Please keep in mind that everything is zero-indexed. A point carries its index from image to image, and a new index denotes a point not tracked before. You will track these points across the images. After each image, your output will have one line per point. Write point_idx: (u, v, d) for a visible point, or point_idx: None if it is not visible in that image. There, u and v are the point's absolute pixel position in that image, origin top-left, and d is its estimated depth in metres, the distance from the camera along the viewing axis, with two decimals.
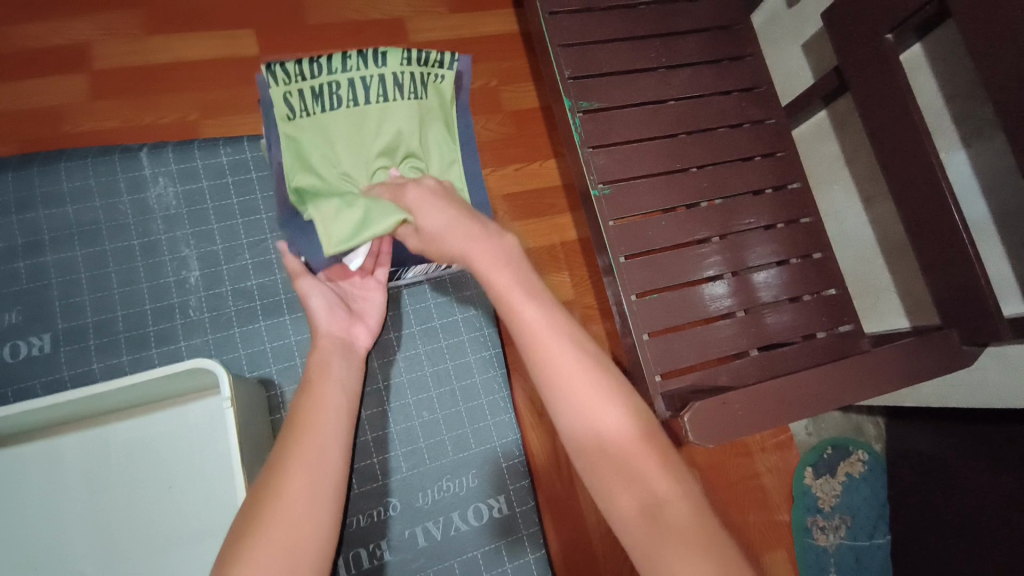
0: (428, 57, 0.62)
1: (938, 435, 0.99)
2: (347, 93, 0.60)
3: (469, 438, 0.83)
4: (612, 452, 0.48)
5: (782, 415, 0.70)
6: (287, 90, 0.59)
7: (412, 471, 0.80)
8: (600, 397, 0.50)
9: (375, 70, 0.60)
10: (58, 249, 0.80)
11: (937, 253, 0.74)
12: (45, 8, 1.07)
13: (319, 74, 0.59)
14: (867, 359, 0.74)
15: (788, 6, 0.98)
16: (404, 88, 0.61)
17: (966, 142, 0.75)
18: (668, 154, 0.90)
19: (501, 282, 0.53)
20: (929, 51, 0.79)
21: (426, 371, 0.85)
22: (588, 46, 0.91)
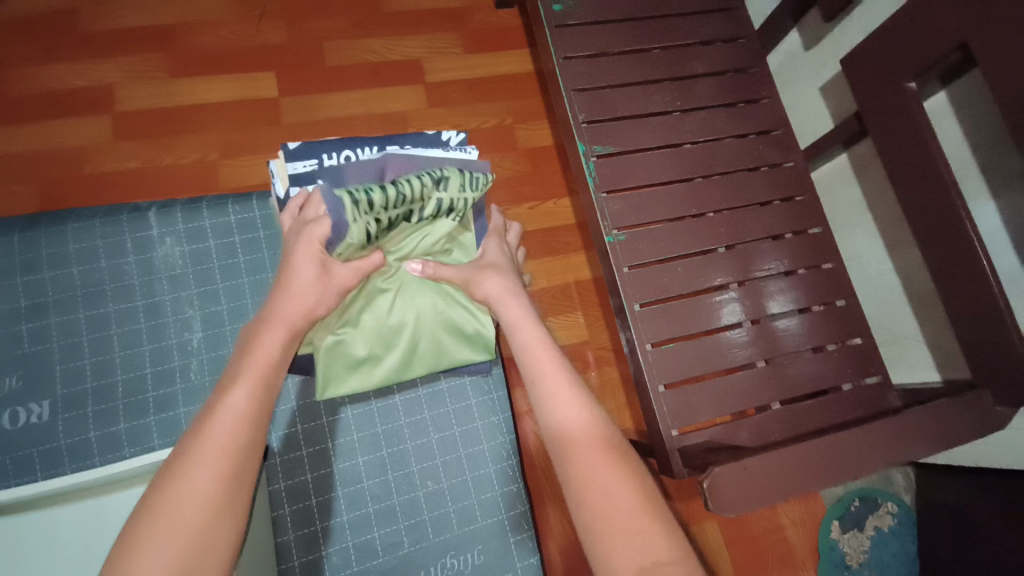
0: (483, 184, 0.70)
1: (965, 489, 0.94)
2: (413, 214, 0.67)
3: (475, 510, 0.80)
4: (575, 436, 0.58)
5: (809, 485, 0.66)
6: (370, 220, 0.62)
7: (415, 547, 0.77)
8: (568, 396, 0.61)
9: (442, 199, 0.67)
10: (62, 311, 0.81)
11: (967, 305, 0.71)
12: (72, 52, 1.10)
13: (401, 203, 0.63)
14: (900, 422, 0.70)
15: (804, 49, 0.97)
16: (456, 211, 0.70)
17: (995, 193, 0.72)
18: (684, 198, 0.88)
19: (525, 338, 0.66)
20: (954, 99, 0.76)
21: (432, 437, 0.82)
22: (602, 90, 0.91)
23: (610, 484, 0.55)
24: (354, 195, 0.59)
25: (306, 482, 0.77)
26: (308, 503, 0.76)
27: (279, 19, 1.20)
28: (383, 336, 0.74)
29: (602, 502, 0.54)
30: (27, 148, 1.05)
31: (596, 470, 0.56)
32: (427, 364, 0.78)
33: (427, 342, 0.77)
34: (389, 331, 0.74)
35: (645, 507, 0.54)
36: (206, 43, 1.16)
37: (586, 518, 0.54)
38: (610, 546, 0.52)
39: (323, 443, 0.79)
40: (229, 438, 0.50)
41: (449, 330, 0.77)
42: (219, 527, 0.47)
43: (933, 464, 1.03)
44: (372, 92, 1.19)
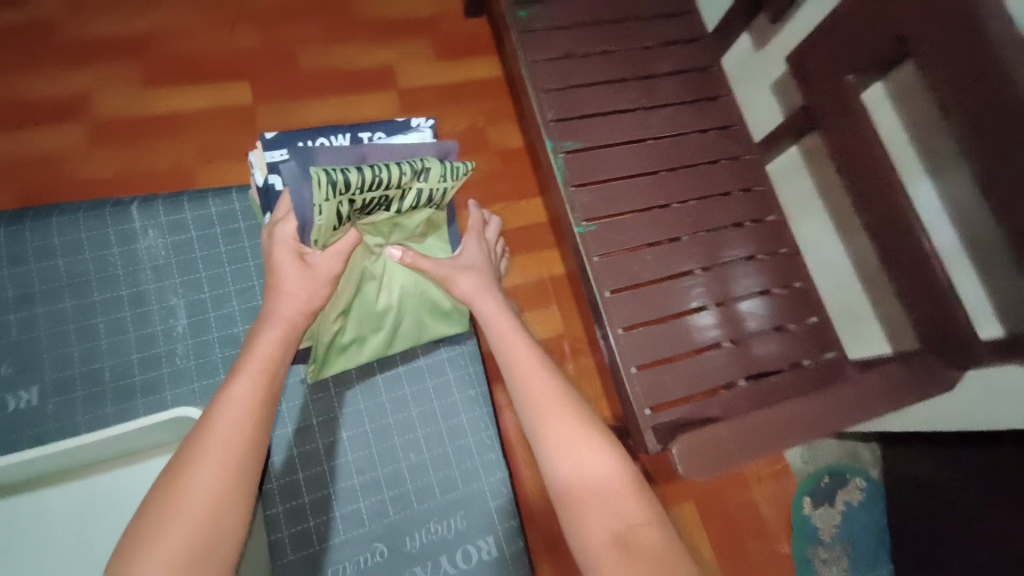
0: (463, 175, 0.71)
1: (927, 463, 1.04)
2: (390, 199, 0.69)
3: (457, 479, 0.82)
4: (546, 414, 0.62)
5: (777, 444, 0.70)
6: (344, 200, 0.62)
7: (400, 516, 0.78)
8: (544, 380, 0.65)
9: (420, 187, 0.69)
10: (48, 301, 0.81)
11: (915, 282, 0.77)
12: (43, 62, 1.11)
13: (376, 186, 0.64)
14: (852, 388, 0.75)
15: (755, 49, 1.03)
16: (435, 201, 0.72)
17: (931, 175, 0.78)
18: (650, 190, 0.92)
19: (501, 327, 0.70)
20: (890, 90, 0.81)
21: (413, 412, 0.84)
22: (569, 90, 0.95)
23: (592, 453, 0.59)
24: (329, 173, 0.59)
25: (292, 457, 0.78)
26: (298, 492, 0.76)
27: (254, 28, 1.22)
28: (371, 320, 0.78)
29: (577, 475, 0.58)
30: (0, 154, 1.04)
31: (582, 444, 0.60)
32: (409, 340, 0.83)
33: (410, 321, 0.81)
34: (376, 314, 0.78)
35: (625, 473, 0.58)
36: (179, 53, 1.17)
37: (564, 491, 0.58)
38: (584, 514, 0.56)
39: (310, 432, 0.80)
40: (233, 434, 0.52)
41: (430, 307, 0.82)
42: (225, 519, 0.49)
43: (900, 438, 1.11)
44: (347, 98, 1.22)
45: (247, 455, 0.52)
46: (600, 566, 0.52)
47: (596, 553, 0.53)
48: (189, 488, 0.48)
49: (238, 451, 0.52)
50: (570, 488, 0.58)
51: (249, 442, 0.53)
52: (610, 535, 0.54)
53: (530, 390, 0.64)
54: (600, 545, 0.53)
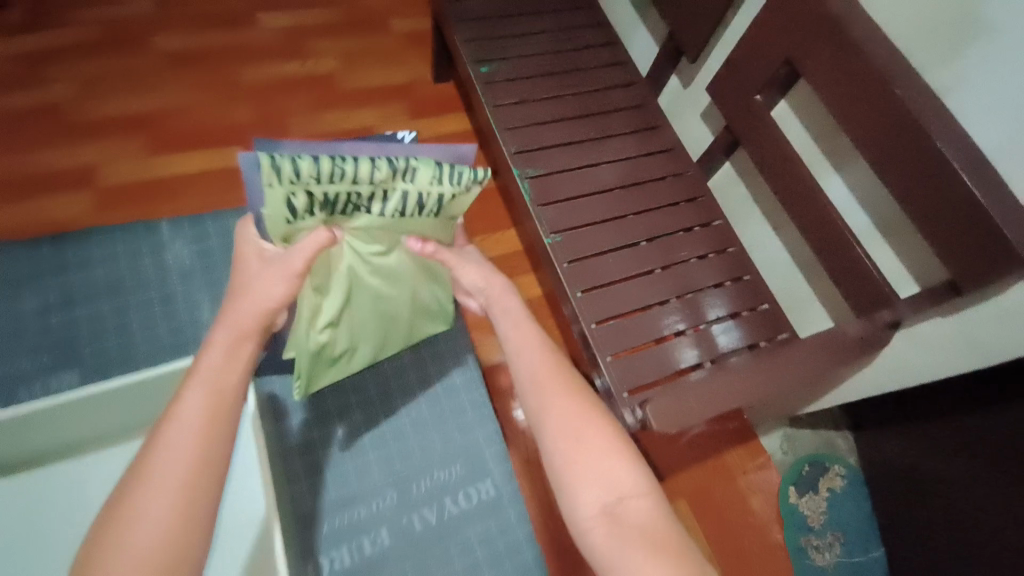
0: (456, 179, 0.66)
1: (903, 442, 1.11)
2: (368, 197, 0.64)
3: (454, 432, 0.86)
4: (541, 392, 0.68)
5: (739, 399, 0.79)
6: (296, 188, 0.58)
7: (404, 464, 0.83)
8: (545, 357, 0.70)
9: (403, 186, 0.64)
10: (88, 301, 0.89)
11: (838, 258, 0.89)
12: (56, 139, 1.24)
13: (341, 178, 0.60)
14: (797, 350, 0.85)
15: (683, 87, 1.21)
16: (422, 204, 0.68)
17: (837, 168, 0.93)
18: (607, 205, 1.05)
19: (509, 313, 0.75)
20: (793, 103, 0.97)
21: (411, 375, 0.89)
22: (530, 127, 1.10)
23: (588, 426, 0.64)
24: (275, 159, 0.56)
25: (305, 417, 0.83)
26: (317, 456, 0.81)
27: (248, 103, 1.38)
28: (356, 329, 0.73)
29: (573, 452, 0.63)
30: (18, 223, 1.14)
31: (580, 424, 0.65)
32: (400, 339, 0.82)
33: (400, 326, 0.79)
34: (368, 321, 0.74)
35: (621, 447, 0.64)
36: (181, 126, 1.32)
37: (562, 461, 0.63)
38: (577, 487, 0.61)
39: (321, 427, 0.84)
40: (189, 450, 0.50)
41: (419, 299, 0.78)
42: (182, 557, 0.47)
43: (874, 423, 1.19)
44: None
45: (205, 486, 0.49)
46: (593, 534, 0.59)
47: (588, 520, 0.60)
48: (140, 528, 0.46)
49: (189, 479, 0.49)
50: (568, 464, 0.63)
51: (201, 473, 0.50)
52: (601, 507, 0.60)
53: (529, 370, 0.69)
54: (591, 515, 0.60)
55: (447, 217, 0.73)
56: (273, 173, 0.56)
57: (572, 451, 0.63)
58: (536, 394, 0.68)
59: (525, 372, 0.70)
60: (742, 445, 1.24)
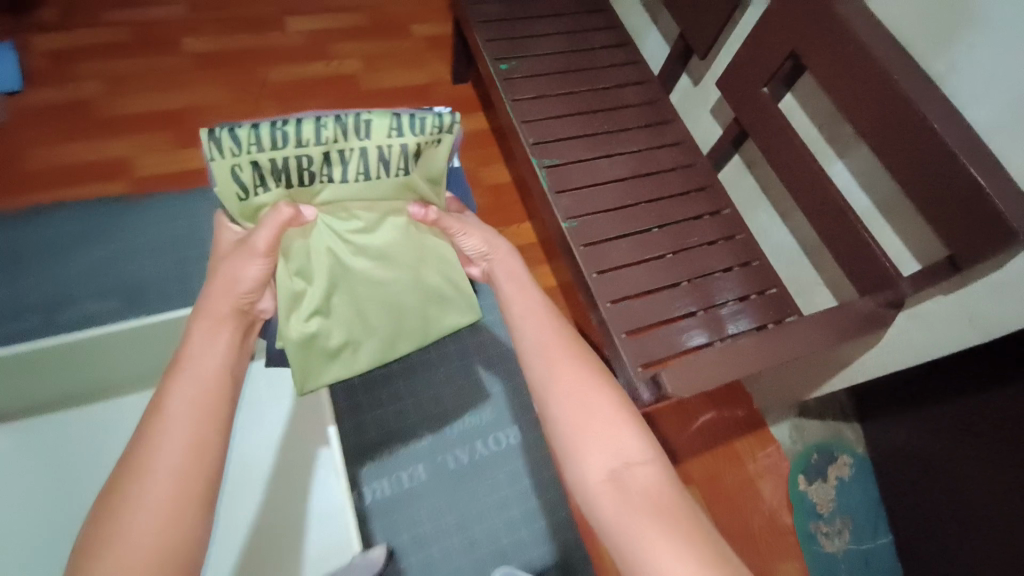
0: (412, 128, 0.62)
1: (913, 428, 1.12)
2: (324, 163, 0.62)
3: (482, 381, 1.09)
4: (546, 357, 0.68)
5: (749, 364, 0.81)
6: (242, 160, 0.58)
7: (443, 408, 1.06)
8: (546, 322, 0.71)
9: (357, 145, 0.61)
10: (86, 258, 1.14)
11: (844, 238, 0.92)
12: (91, 131, 1.30)
13: (285, 143, 0.59)
14: (799, 324, 0.87)
15: (693, 85, 1.26)
16: (384, 162, 0.64)
17: (840, 155, 0.97)
18: (620, 193, 1.10)
19: (513, 282, 0.75)
20: (798, 96, 1.02)
21: None
22: (545, 120, 1.16)
23: (593, 394, 0.65)
24: (214, 132, 0.57)
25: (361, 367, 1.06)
26: (362, 399, 1.04)
27: (273, 101, 1.45)
28: (352, 317, 0.74)
29: (579, 418, 0.63)
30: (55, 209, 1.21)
31: (586, 392, 0.65)
32: (409, 333, 0.79)
33: (407, 312, 0.77)
34: (363, 308, 0.74)
35: (625, 411, 0.64)
36: (211, 122, 1.38)
37: (564, 427, 0.63)
38: (583, 454, 0.61)
39: None
40: (179, 448, 0.54)
41: (415, 285, 0.76)
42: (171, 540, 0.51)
43: (885, 407, 1.19)
44: None
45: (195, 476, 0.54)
46: (600, 501, 0.59)
47: (592, 487, 0.59)
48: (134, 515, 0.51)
49: (179, 469, 0.54)
50: (568, 433, 0.63)
51: (190, 464, 0.54)
52: (608, 472, 0.60)
53: (535, 338, 0.70)
54: (598, 480, 0.60)
55: (424, 177, 0.68)
56: (214, 148, 0.57)
57: (576, 417, 0.63)
58: (539, 359, 0.68)
59: (530, 338, 0.70)
60: (752, 434, 1.26)
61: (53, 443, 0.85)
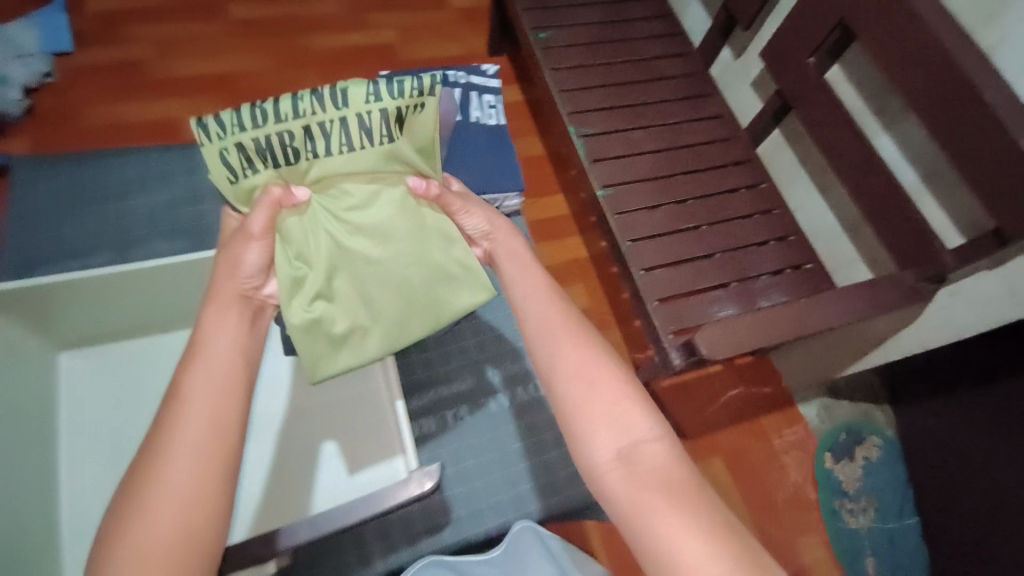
0: (391, 92, 0.60)
1: (948, 419, 1.08)
2: (308, 140, 0.61)
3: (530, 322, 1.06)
4: (547, 333, 0.64)
5: (782, 331, 0.82)
6: (228, 142, 0.59)
7: (490, 347, 1.03)
8: (546, 296, 0.67)
9: (336, 115, 0.60)
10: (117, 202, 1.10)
11: (886, 209, 0.91)
12: (143, 94, 1.36)
13: (265, 120, 0.59)
14: (835, 293, 0.86)
15: (734, 57, 1.24)
16: (367, 131, 0.62)
17: (887, 126, 0.95)
18: (656, 164, 1.10)
19: (518, 259, 0.70)
20: (845, 67, 1.00)
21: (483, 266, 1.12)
22: (583, 90, 1.16)
23: (598, 374, 0.61)
24: (200, 118, 0.58)
25: None
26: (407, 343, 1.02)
27: (313, 69, 1.48)
28: (357, 301, 0.65)
29: (581, 399, 0.60)
30: None
31: (587, 371, 0.61)
32: (421, 317, 0.68)
33: (418, 296, 0.67)
34: (370, 290, 0.65)
35: (630, 390, 0.60)
36: (256, 89, 1.43)
37: (566, 403, 0.60)
38: (591, 433, 0.58)
39: None
40: (198, 443, 0.53)
41: (421, 261, 0.66)
42: (191, 531, 0.51)
43: (919, 396, 1.15)
44: None
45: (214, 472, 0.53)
46: (607, 481, 0.56)
47: (599, 467, 0.57)
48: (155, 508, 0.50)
49: (199, 464, 0.53)
50: (571, 413, 0.60)
51: (209, 459, 0.53)
52: (616, 453, 0.57)
53: (540, 315, 0.65)
54: (606, 460, 0.57)
55: (413, 147, 0.65)
56: (201, 133, 0.58)
57: (580, 398, 0.60)
58: (540, 334, 0.64)
59: (532, 315, 0.66)
60: (779, 411, 1.26)
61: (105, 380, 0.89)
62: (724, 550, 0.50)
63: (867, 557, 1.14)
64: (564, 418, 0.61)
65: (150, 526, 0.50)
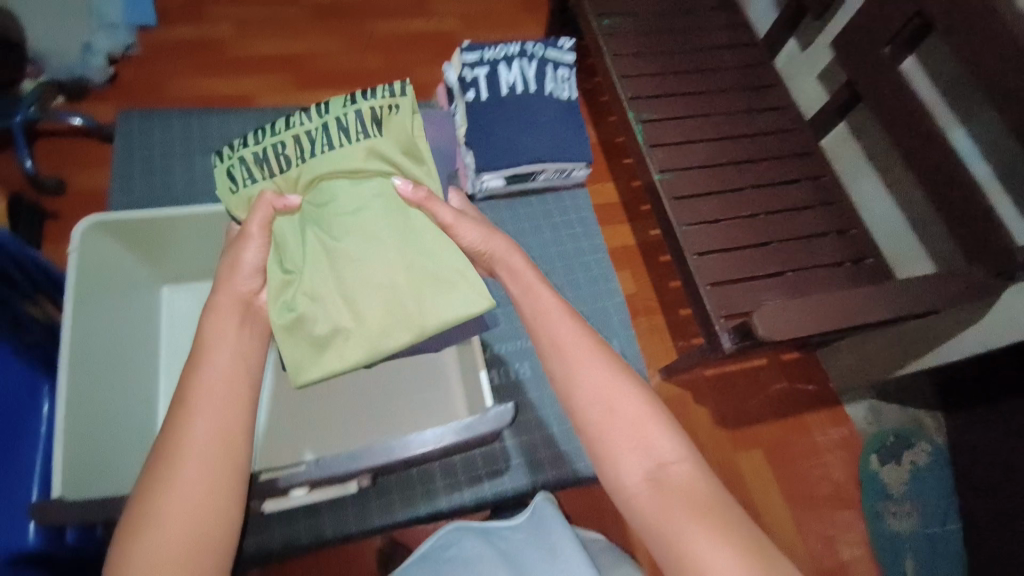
0: (368, 94, 0.67)
1: (1004, 431, 1.05)
2: (294, 147, 0.68)
3: (604, 293, 1.13)
4: (564, 350, 0.63)
5: (840, 318, 0.82)
6: (234, 159, 0.69)
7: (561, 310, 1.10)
8: (559, 314, 0.65)
9: (318, 121, 0.67)
10: (184, 157, 1.12)
11: (954, 203, 0.89)
12: (219, 68, 1.43)
13: (263, 137, 0.68)
14: (894, 285, 0.86)
15: (802, 49, 1.23)
16: (347, 129, 0.67)
17: (962, 120, 0.93)
18: (715, 151, 1.10)
19: (528, 279, 0.68)
20: (921, 60, 0.98)
21: (547, 234, 1.16)
22: (645, 76, 1.16)
23: (623, 400, 0.60)
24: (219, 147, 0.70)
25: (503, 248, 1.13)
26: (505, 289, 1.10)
27: (378, 51, 1.53)
28: (341, 303, 0.64)
29: (604, 420, 0.59)
30: None
31: (613, 392, 0.60)
32: (403, 325, 0.64)
33: (406, 298, 0.65)
34: (355, 291, 0.64)
35: (655, 412, 0.60)
36: (323, 67, 1.48)
37: (590, 419, 0.59)
38: (618, 457, 0.58)
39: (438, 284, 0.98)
40: (209, 443, 0.56)
41: (406, 267, 0.65)
42: (212, 527, 0.53)
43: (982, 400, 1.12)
44: None
45: (223, 471, 0.55)
46: (637, 504, 0.56)
47: (629, 491, 0.56)
48: (166, 514, 0.52)
49: (205, 468, 0.55)
50: (598, 434, 0.59)
51: (219, 461, 0.55)
52: (645, 475, 0.56)
53: (553, 336, 0.64)
54: (635, 483, 0.56)
55: (394, 144, 0.68)
56: (217, 156, 0.70)
57: (602, 423, 0.59)
58: (554, 353, 0.63)
59: (542, 334, 0.65)
60: (825, 409, 1.25)
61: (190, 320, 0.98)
62: (759, 562, 0.50)
63: (908, 561, 1.11)
64: (587, 440, 0.60)
65: (164, 530, 0.51)
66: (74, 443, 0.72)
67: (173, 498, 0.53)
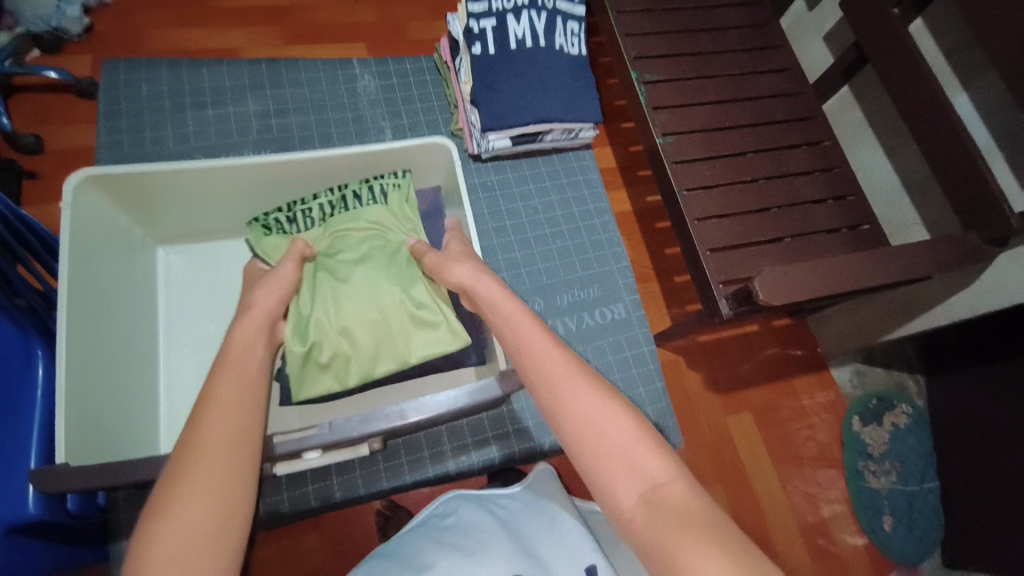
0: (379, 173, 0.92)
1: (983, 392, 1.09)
2: (320, 211, 0.89)
3: (608, 256, 1.13)
4: (547, 372, 0.60)
5: (835, 282, 0.83)
6: (269, 219, 0.89)
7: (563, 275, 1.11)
8: (545, 338, 0.63)
9: (340, 194, 0.90)
10: (171, 111, 1.08)
11: (952, 169, 0.90)
12: (203, 19, 1.36)
13: (297, 203, 0.91)
14: (889, 250, 0.87)
15: (809, 9, 1.20)
16: (361, 195, 0.89)
17: (965, 85, 0.93)
18: (717, 115, 1.08)
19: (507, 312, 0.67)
20: (928, 21, 0.97)
21: (554, 197, 1.15)
22: (648, 35, 1.13)
23: (610, 422, 0.56)
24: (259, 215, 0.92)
25: (508, 209, 1.13)
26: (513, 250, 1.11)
27: (370, 4, 1.46)
28: (343, 335, 0.77)
29: (597, 441, 0.55)
30: None
31: (603, 418, 0.56)
32: (392, 356, 0.77)
33: (398, 329, 0.78)
34: (356, 325, 0.77)
35: (647, 431, 0.56)
36: (313, 20, 1.42)
37: (580, 439, 0.56)
38: (612, 481, 0.53)
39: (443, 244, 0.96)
40: (231, 429, 0.57)
41: (399, 305, 0.78)
42: (233, 512, 0.52)
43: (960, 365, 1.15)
44: None
45: (240, 457, 0.55)
46: (632, 528, 0.51)
47: (625, 514, 0.52)
48: (188, 496, 0.51)
49: (225, 453, 0.55)
50: (593, 456, 0.55)
51: (240, 445, 0.56)
52: (639, 498, 0.52)
53: (540, 360, 0.61)
54: (629, 505, 0.52)
55: (396, 205, 0.89)
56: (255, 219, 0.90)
57: (593, 449, 0.55)
58: (539, 377, 0.60)
59: (525, 361, 0.62)
60: (813, 373, 1.29)
61: (185, 280, 0.97)
62: None
63: (886, 515, 1.17)
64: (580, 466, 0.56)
65: (187, 513, 0.50)
66: (73, 403, 0.72)
67: (194, 481, 0.52)
